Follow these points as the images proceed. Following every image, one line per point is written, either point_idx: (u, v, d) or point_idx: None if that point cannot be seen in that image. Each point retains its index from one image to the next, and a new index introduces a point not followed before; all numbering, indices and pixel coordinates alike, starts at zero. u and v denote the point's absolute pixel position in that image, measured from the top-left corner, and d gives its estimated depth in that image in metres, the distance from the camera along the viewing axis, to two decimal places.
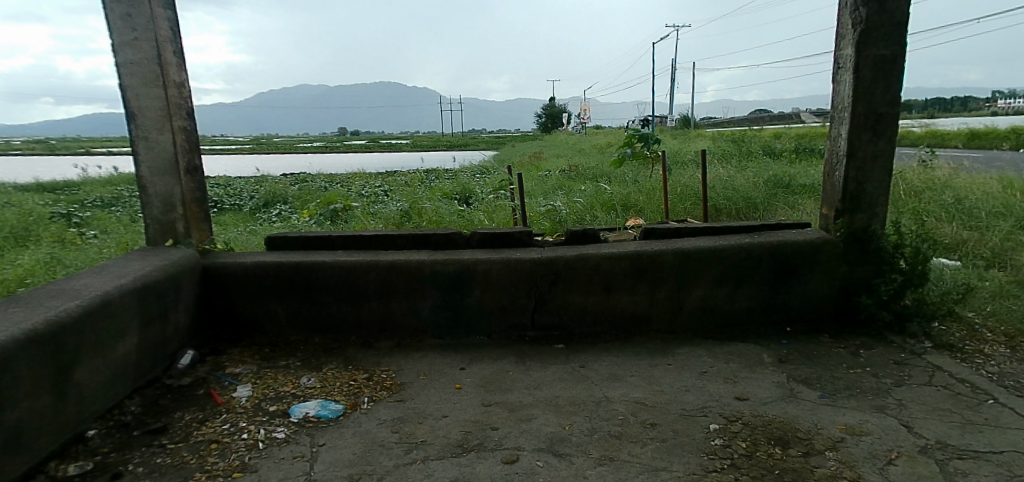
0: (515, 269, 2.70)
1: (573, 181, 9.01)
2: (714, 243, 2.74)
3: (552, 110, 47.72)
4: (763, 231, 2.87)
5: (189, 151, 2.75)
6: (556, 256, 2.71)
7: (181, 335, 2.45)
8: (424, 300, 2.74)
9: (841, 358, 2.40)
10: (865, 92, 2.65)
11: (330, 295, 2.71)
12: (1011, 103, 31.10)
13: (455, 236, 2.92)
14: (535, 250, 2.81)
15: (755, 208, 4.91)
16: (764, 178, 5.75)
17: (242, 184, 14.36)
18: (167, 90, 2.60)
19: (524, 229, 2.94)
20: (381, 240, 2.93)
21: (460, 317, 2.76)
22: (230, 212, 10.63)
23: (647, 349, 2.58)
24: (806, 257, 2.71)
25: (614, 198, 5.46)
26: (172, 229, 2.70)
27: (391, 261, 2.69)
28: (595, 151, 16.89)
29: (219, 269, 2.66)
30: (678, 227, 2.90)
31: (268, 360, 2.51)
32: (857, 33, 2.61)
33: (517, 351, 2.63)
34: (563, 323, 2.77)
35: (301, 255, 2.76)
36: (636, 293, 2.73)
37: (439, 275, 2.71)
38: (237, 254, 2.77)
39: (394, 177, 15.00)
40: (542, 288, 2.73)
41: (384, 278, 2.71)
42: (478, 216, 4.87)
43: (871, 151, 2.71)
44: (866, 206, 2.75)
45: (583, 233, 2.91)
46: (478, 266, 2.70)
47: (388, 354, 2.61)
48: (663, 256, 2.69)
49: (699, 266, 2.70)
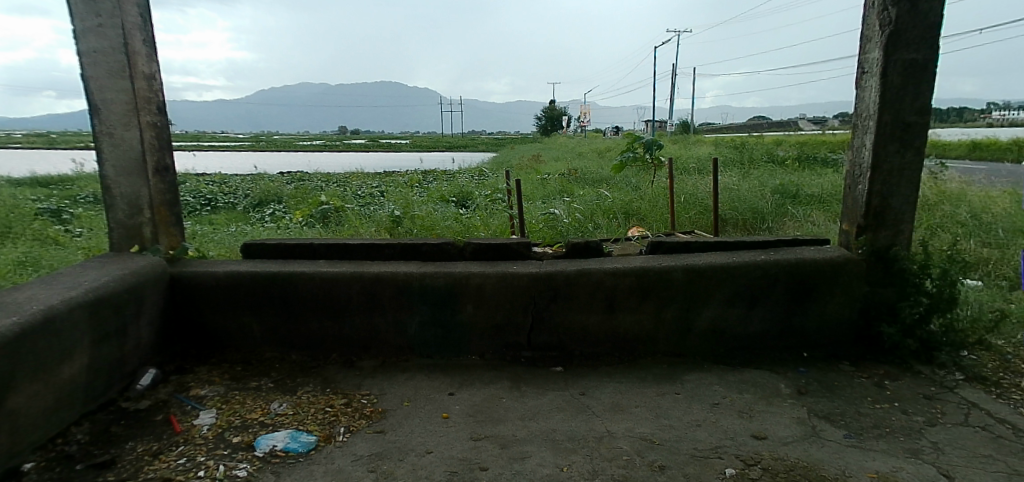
0: (511, 284, 2.49)
1: (574, 185, 8.79)
2: (726, 259, 2.54)
3: (552, 112, 47.52)
4: (779, 247, 2.66)
5: (158, 150, 2.51)
6: (556, 271, 2.50)
7: (142, 351, 2.23)
8: (411, 316, 2.52)
9: (865, 390, 2.19)
10: (892, 99, 2.45)
11: (309, 309, 2.50)
12: (1011, 114, 31.09)
13: (448, 246, 2.71)
14: (533, 264, 2.60)
15: (763, 219, 4.70)
16: (771, 187, 5.56)
17: (237, 182, 14.16)
18: (135, 82, 2.37)
19: (521, 240, 2.73)
20: (367, 249, 2.71)
21: (451, 335, 2.55)
22: (222, 212, 10.38)
23: (653, 374, 2.37)
24: (826, 276, 2.51)
25: (616, 206, 5.26)
26: (139, 234, 2.48)
27: (376, 273, 2.48)
28: (594, 154, 16.75)
29: (188, 279, 2.44)
30: (687, 241, 2.69)
31: (237, 380, 2.29)
32: (884, 35, 2.42)
33: (511, 373, 2.42)
34: (561, 343, 2.55)
35: (278, 265, 2.54)
36: (641, 312, 2.52)
37: (428, 289, 2.50)
38: (209, 262, 2.54)
39: (390, 177, 14.76)
40: (540, 305, 2.52)
41: (368, 292, 2.49)
42: (475, 223, 4.64)
43: (898, 164, 2.52)
44: (891, 222, 2.56)
45: (585, 245, 2.70)
46: (471, 280, 2.49)
47: (371, 375, 2.39)
48: (671, 273, 2.48)
49: (709, 285, 2.49)
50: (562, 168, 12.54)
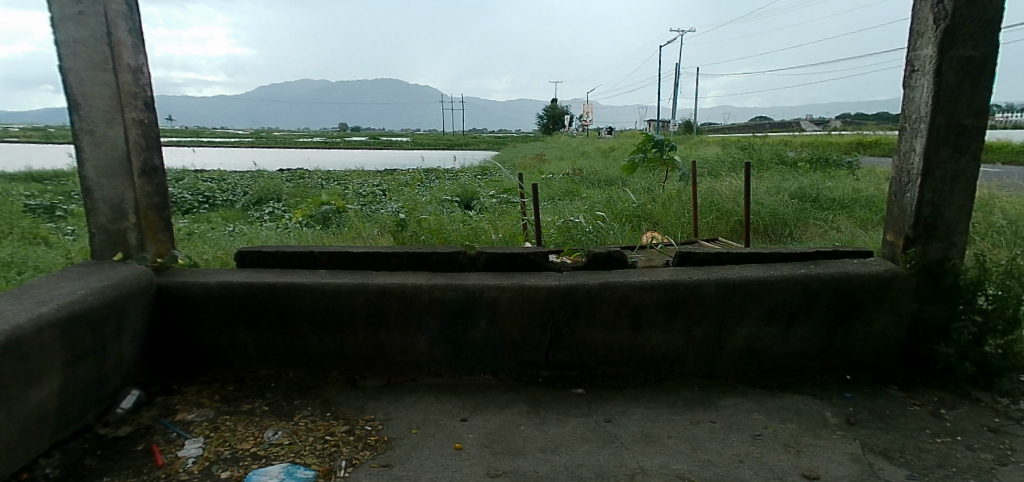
0: (529, 298, 2.29)
1: (580, 186, 8.57)
2: (762, 272, 2.33)
3: (554, 111, 47.28)
4: (818, 259, 2.45)
5: (145, 149, 2.31)
6: (577, 284, 2.30)
7: (124, 371, 2.03)
8: (419, 331, 2.32)
9: (922, 421, 1.98)
10: (947, 100, 2.24)
11: (308, 323, 2.30)
12: (1016, 117, 30.87)
13: (459, 255, 2.50)
14: (552, 276, 2.39)
15: (784, 225, 4.48)
16: (789, 190, 5.33)
17: (237, 179, 13.95)
18: (118, 75, 2.17)
19: (538, 249, 2.53)
20: (372, 258, 2.51)
21: (462, 352, 2.35)
22: (220, 210, 10.16)
23: (684, 399, 2.17)
24: (871, 292, 2.30)
25: (628, 210, 5.04)
26: (123, 240, 2.27)
27: (382, 285, 2.28)
28: (598, 154, 16.53)
29: (176, 290, 2.24)
30: (718, 252, 2.49)
31: (229, 402, 2.09)
32: (940, 30, 2.21)
33: (529, 396, 2.21)
34: (582, 362, 2.36)
35: (275, 275, 2.34)
36: (669, 329, 2.32)
37: (438, 303, 2.30)
38: (200, 272, 2.33)
39: (391, 176, 14.56)
40: (560, 321, 2.32)
41: (373, 305, 2.29)
42: (483, 226, 4.42)
43: (951, 170, 2.31)
44: (942, 234, 2.35)
45: (608, 256, 2.49)
46: (484, 293, 2.29)
47: (376, 397, 2.19)
48: (703, 288, 2.28)
49: (744, 301, 2.29)
50: (566, 168, 12.34)
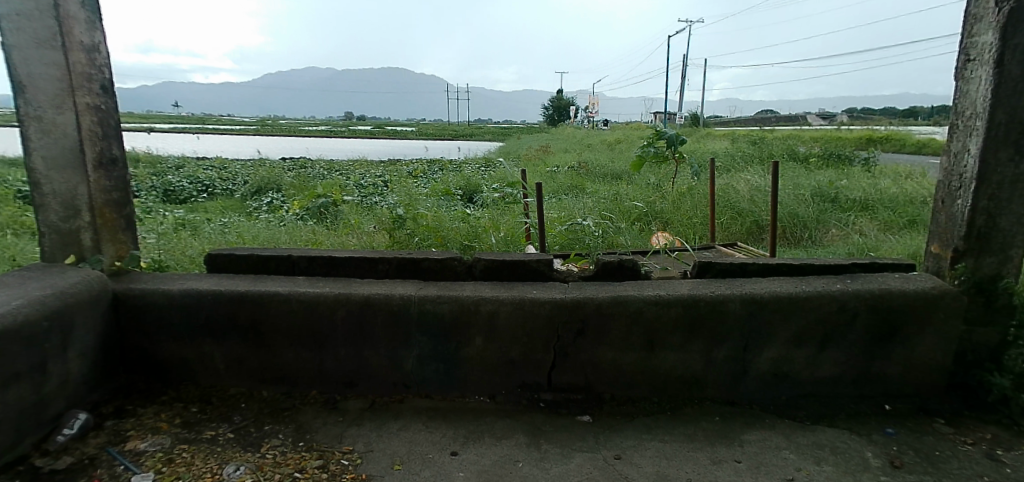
0: (530, 313, 2.05)
1: (586, 180, 8.26)
2: (793, 287, 2.08)
3: (559, 102, 46.82)
4: (855, 273, 2.19)
5: (101, 139, 2.05)
6: (585, 299, 2.05)
7: (71, 391, 1.79)
8: (408, 348, 2.09)
9: (977, 466, 1.73)
10: (1010, 94, 1.96)
11: (284, 337, 2.07)
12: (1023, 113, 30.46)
13: (454, 262, 2.25)
14: (557, 287, 2.14)
15: (803, 227, 4.12)
16: (808, 189, 4.98)
17: (237, 168, 13.71)
18: (68, 53, 1.91)
19: (542, 256, 2.27)
20: (357, 264, 2.25)
21: (455, 372, 2.12)
22: (218, 199, 9.93)
23: (704, 431, 1.92)
24: (918, 313, 2.03)
25: (637, 209, 4.78)
26: (76, 241, 2.03)
27: (367, 296, 2.05)
28: (604, 147, 16.21)
29: (135, 298, 2.01)
30: (744, 263, 2.22)
31: (190, 427, 1.85)
32: (1003, 14, 1.92)
33: (528, 423, 1.97)
34: (588, 384, 2.12)
35: (248, 282, 2.10)
36: (687, 351, 2.08)
37: (430, 317, 2.06)
38: (164, 278, 2.10)
39: (393, 167, 14.25)
40: (565, 339, 2.07)
41: (357, 318, 2.06)
42: (483, 225, 4.15)
43: (1011, 175, 2.03)
44: (997, 247, 2.08)
45: (619, 265, 2.23)
46: (481, 307, 2.05)
47: (357, 422, 1.95)
48: (727, 304, 2.03)
49: (772, 319, 2.04)
50: (572, 161, 12.01)
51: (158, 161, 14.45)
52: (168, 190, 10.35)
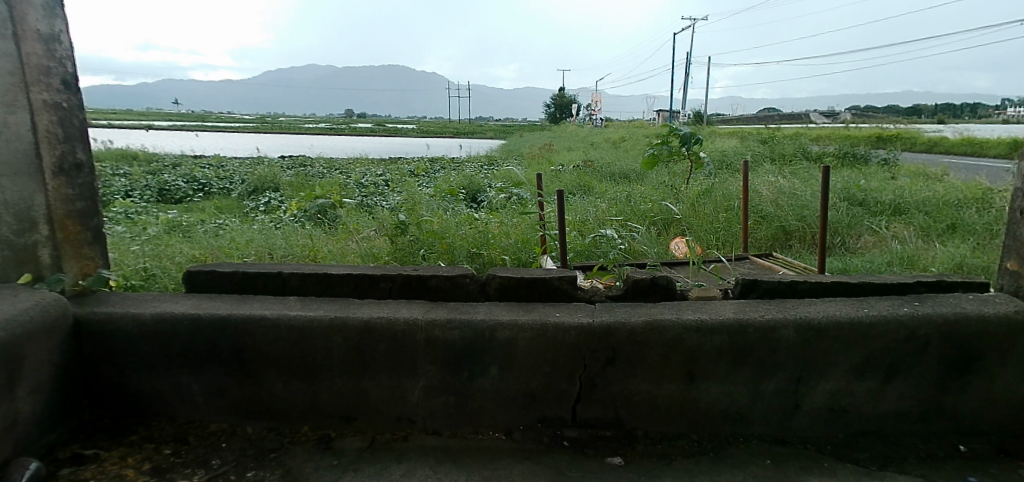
0: (552, 341, 1.80)
1: (593, 180, 7.99)
2: (854, 310, 1.81)
3: (561, 100, 46.51)
4: (920, 293, 1.93)
5: (62, 142, 1.80)
6: (615, 324, 1.79)
7: (21, 434, 1.55)
8: (412, 378, 1.83)
9: None
10: None
11: (271, 367, 1.81)
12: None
13: (465, 280, 2.00)
14: (582, 310, 1.88)
15: (833, 232, 3.85)
16: (834, 190, 4.70)
17: (236, 166, 13.49)
18: (21, 44, 1.66)
19: (564, 273, 2.01)
20: (354, 283, 1.98)
21: (467, 405, 1.86)
22: (215, 199, 9.68)
23: (755, 478, 1.66)
24: (1000, 341, 1.76)
25: (653, 212, 4.53)
26: (32, 259, 1.77)
27: (366, 321, 1.80)
28: (608, 145, 15.95)
29: (100, 324, 1.77)
30: (794, 281, 1.96)
31: (160, 474, 1.60)
32: None
33: (551, 467, 1.71)
34: (617, 419, 1.86)
35: (231, 305, 1.86)
36: (732, 383, 1.82)
37: (437, 345, 1.81)
38: (136, 300, 1.86)
39: (394, 165, 13.99)
40: (592, 369, 1.82)
41: (355, 345, 1.81)
42: (492, 231, 3.91)
43: None
44: None
45: (651, 283, 1.97)
46: (497, 333, 1.81)
47: (354, 466, 1.69)
48: (778, 331, 1.77)
49: (831, 347, 1.77)
50: (577, 159, 11.76)
51: (155, 159, 14.21)
52: (163, 189, 10.10)
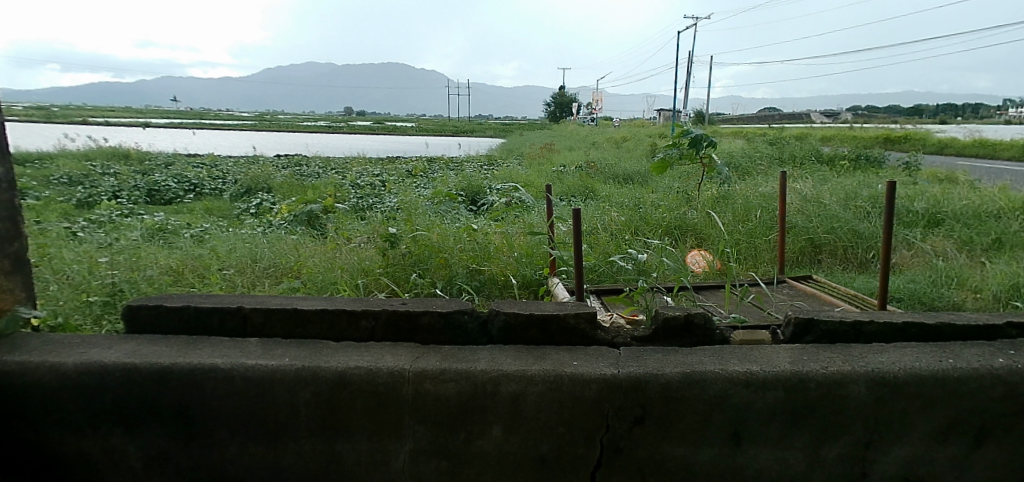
0: (567, 397, 1.47)
1: (597, 183, 7.66)
2: (937, 360, 1.48)
3: (561, 99, 46.23)
4: (1012, 338, 1.59)
5: None
6: (644, 377, 1.47)
7: None
8: (397, 440, 1.50)
9: None
10: None
11: (225, 427, 1.49)
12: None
13: (463, 318, 1.67)
14: (603, 357, 1.56)
15: (866, 246, 3.53)
16: (860, 197, 4.38)
17: (230, 166, 13.16)
18: None
19: (580, 311, 1.68)
20: (328, 323, 1.65)
21: (463, 472, 1.52)
22: (206, 201, 9.37)
23: None
24: None
25: (666, 221, 4.21)
26: None
27: (340, 371, 1.47)
28: (610, 145, 15.64)
29: (14, 375, 1.46)
30: (857, 322, 1.63)
31: None
32: None
33: None
34: None
35: (178, 351, 1.53)
36: (788, 448, 1.48)
37: (427, 401, 1.49)
38: (64, 345, 1.55)
39: (393, 165, 13.67)
40: (615, 430, 1.48)
41: (327, 401, 1.48)
42: (493, 242, 3.62)
43: None
44: None
45: (685, 323, 1.65)
46: (500, 387, 1.48)
47: None
48: (846, 386, 1.44)
49: (910, 407, 1.44)
50: (580, 159, 11.44)
51: (147, 158, 13.90)
52: (153, 190, 9.76)
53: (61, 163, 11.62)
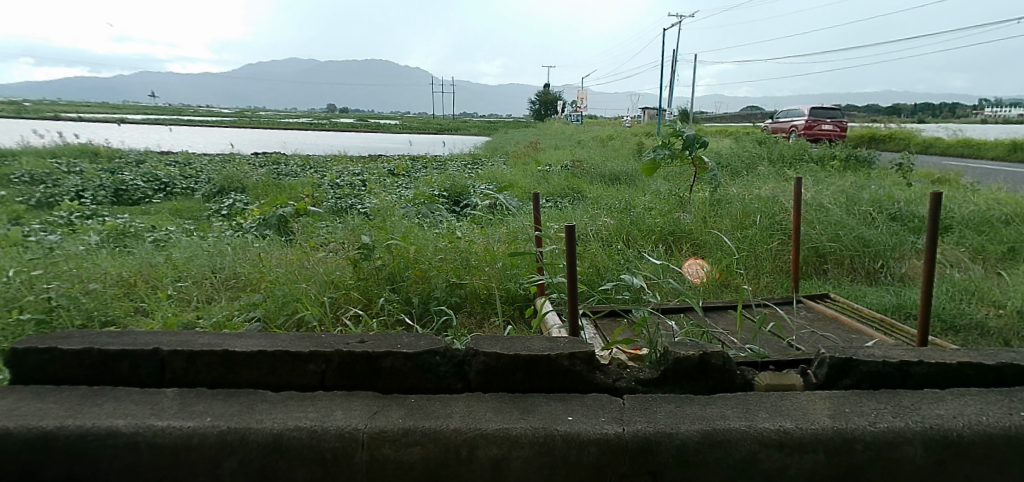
0: (561, 462, 1.18)
1: (584, 183, 7.39)
2: (1003, 413, 1.23)
3: (547, 97, 46.01)
4: None
5: None
6: (657, 437, 1.19)
7: None
8: None
9: None
10: None
11: None
12: (1007, 111, 30.48)
13: (434, 360, 1.37)
14: (605, 409, 1.28)
15: (873, 255, 3.32)
16: (863, 200, 4.18)
17: (205, 164, 12.63)
18: None
19: (575, 348, 1.40)
20: (266, 368, 1.34)
21: None
22: (176, 201, 8.90)
23: None
24: None
25: (661, 227, 3.96)
26: None
27: (275, 435, 1.16)
28: (596, 144, 15.45)
29: None
30: (903, 361, 1.37)
31: None
32: None
33: None
34: None
35: (68, 410, 1.20)
36: None
37: (385, 469, 1.18)
38: None
39: (375, 164, 13.30)
40: None
41: (258, 471, 1.17)
42: (474, 252, 3.33)
43: None
44: None
45: (701, 363, 1.37)
46: (478, 451, 1.18)
47: None
48: (901, 447, 1.18)
49: (973, 470, 1.19)
50: (567, 158, 11.21)
51: (118, 156, 13.29)
52: (120, 190, 9.24)
53: (23, 160, 11.02)
